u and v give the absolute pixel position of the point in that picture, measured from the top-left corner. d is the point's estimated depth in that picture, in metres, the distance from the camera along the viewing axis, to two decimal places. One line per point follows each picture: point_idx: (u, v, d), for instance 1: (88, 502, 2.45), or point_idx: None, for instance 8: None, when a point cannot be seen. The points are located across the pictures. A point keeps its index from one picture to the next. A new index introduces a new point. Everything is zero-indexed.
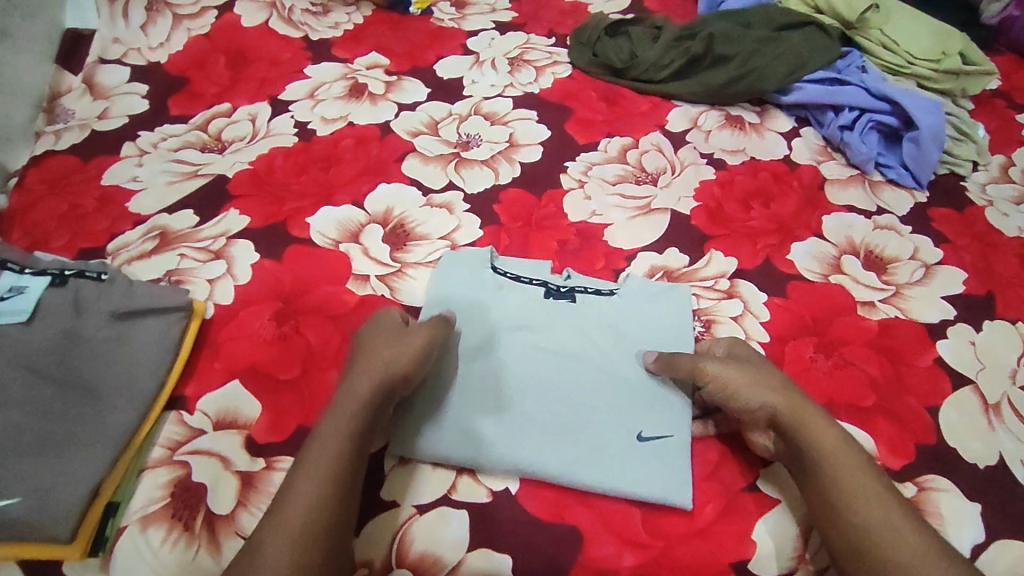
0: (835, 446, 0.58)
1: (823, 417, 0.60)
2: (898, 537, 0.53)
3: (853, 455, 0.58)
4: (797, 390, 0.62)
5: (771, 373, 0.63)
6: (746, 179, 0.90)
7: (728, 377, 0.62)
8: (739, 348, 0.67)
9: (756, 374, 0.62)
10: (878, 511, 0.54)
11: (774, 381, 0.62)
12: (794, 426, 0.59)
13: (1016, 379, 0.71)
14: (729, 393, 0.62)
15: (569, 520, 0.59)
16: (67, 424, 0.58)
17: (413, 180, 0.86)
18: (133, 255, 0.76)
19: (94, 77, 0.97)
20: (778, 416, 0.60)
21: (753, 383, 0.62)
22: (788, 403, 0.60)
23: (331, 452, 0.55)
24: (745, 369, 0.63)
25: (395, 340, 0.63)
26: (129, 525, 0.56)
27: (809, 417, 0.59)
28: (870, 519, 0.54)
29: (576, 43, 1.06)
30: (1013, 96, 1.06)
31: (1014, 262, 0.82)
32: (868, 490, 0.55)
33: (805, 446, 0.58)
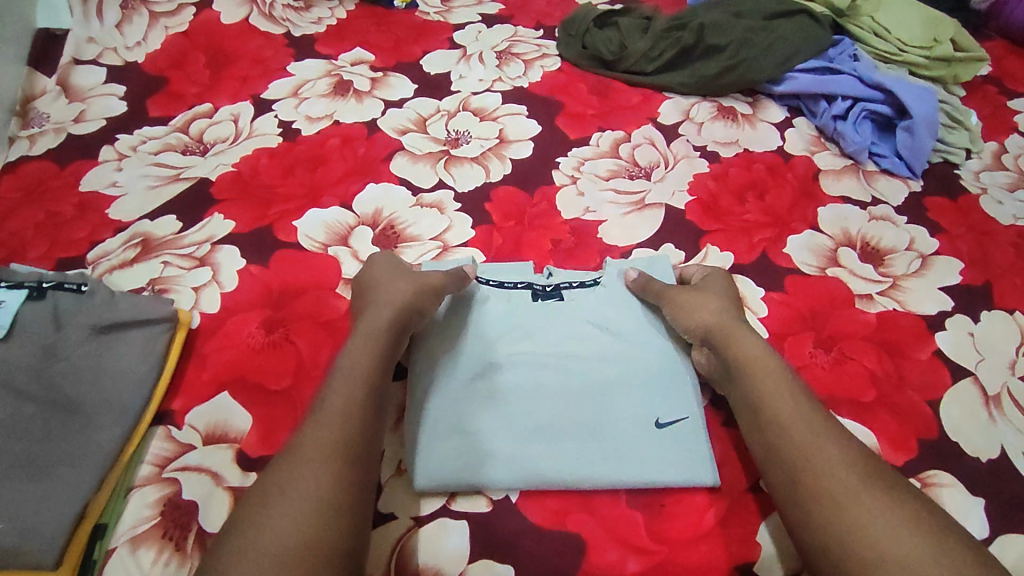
0: (755, 353, 0.61)
1: (749, 333, 0.63)
2: (811, 429, 0.55)
3: (776, 362, 0.60)
4: (735, 315, 0.65)
5: (723, 299, 0.67)
6: (740, 171, 0.89)
7: (678, 302, 0.67)
8: (711, 279, 0.71)
9: (703, 297, 0.67)
10: (794, 407, 0.57)
11: (715, 304, 0.66)
12: (721, 339, 0.63)
13: (1015, 370, 0.71)
14: (676, 310, 0.66)
15: (571, 527, 0.58)
16: (51, 445, 0.56)
17: (402, 180, 0.84)
18: (114, 264, 0.74)
19: (68, 78, 0.94)
20: (708, 331, 0.64)
21: (696, 303, 0.66)
22: (719, 319, 0.64)
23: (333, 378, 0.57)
24: (696, 294, 0.67)
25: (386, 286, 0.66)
26: (118, 547, 0.55)
27: (734, 331, 0.63)
28: (788, 415, 0.56)
29: (564, 35, 1.04)
30: (1004, 82, 1.06)
31: (1009, 250, 0.82)
32: (781, 387, 0.58)
33: (729, 356, 0.61)
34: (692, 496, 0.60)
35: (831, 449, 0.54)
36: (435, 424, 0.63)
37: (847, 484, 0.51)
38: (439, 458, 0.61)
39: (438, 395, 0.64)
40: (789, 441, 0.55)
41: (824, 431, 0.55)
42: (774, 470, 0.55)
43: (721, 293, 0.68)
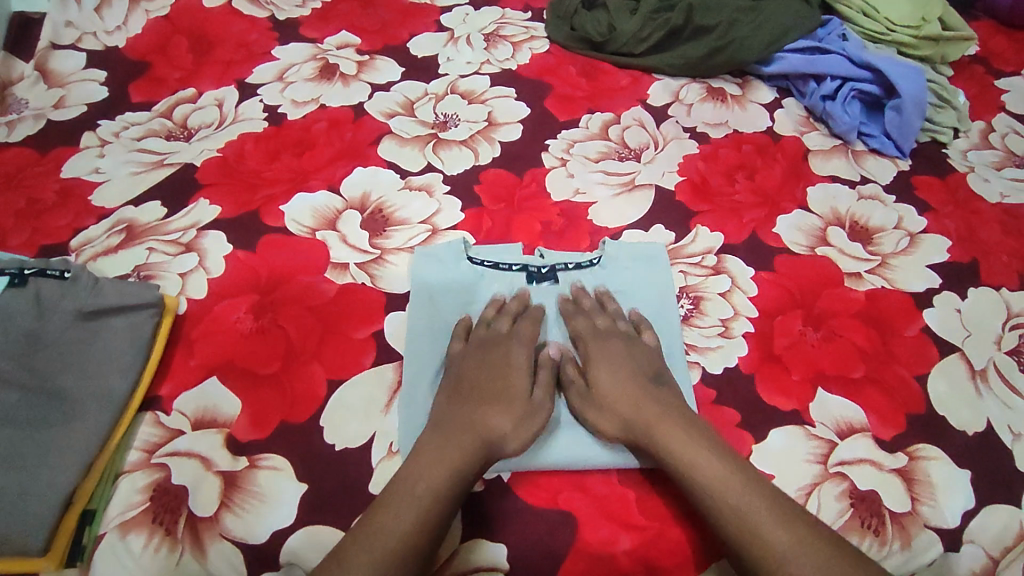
0: (677, 446, 0.57)
1: (668, 427, 0.58)
2: (761, 515, 0.52)
3: (701, 446, 0.56)
4: (651, 401, 0.61)
5: (629, 381, 0.62)
6: (730, 152, 0.89)
7: (587, 416, 0.62)
8: (605, 354, 0.65)
9: (608, 390, 0.62)
10: (742, 489, 0.54)
11: (623, 397, 0.61)
12: (646, 436, 0.59)
13: (1001, 344, 0.71)
14: (587, 409, 0.62)
15: (563, 505, 0.59)
16: (38, 432, 0.55)
17: (390, 163, 0.83)
18: (98, 251, 0.73)
19: (47, 64, 0.92)
20: (630, 430, 0.60)
21: (601, 405, 0.62)
22: (637, 412, 0.60)
23: (428, 478, 0.54)
24: (601, 387, 0.62)
25: (506, 367, 0.63)
26: (107, 533, 0.54)
27: (654, 429, 0.58)
28: (739, 500, 0.53)
29: (552, 17, 1.03)
30: (991, 61, 1.06)
31: (996, 228, 0.82)
32: (725, 482, 0.54)
33: (665, 461, 0.57)
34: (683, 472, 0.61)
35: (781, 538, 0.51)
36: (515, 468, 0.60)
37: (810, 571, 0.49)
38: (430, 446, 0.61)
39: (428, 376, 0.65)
40: (742, 529, 0.52)
41: (774, 513, 0.52)
42: (736, 563, 0.53)
43: (628, 370, 0.63)
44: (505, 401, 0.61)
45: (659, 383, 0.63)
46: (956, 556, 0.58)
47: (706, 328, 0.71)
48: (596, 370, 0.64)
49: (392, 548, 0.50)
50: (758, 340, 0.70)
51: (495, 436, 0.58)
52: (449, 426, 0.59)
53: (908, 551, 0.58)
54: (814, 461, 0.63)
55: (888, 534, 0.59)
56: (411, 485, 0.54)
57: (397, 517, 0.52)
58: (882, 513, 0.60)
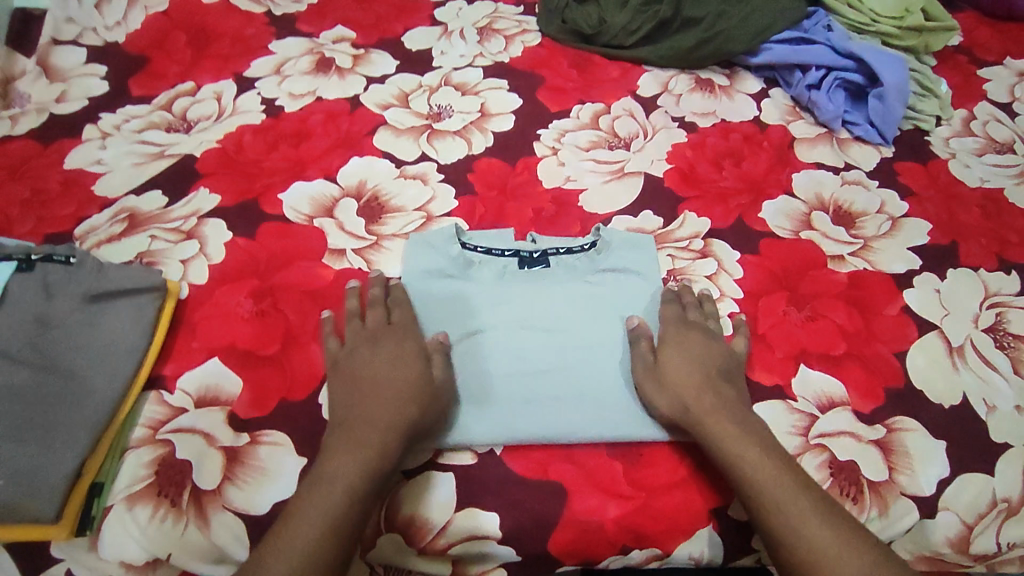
0: (726, 431, 0.60)
1: (722, 413, 0.62)
2: (794, 498, 0.56)
3: (745, 433, 0.60)
4: (716, 387, 0.64)
5: (696, 368, 0.65)
6: (717, 140, 0.91)
7: (647, 390, 0.64)
8: (683, 341, 0.67)
9: (674, 372, 0.65)
10: (783, 478, 0.57)
11: (690, 378, 0.64)
12: (696, 422, 0.61)
13: (978, 322, 0.74)
14: (650, 382, 0.65)
15: (554, 477, 0.61)
16: (46, 407, 0.58)
17: (385, 153, 0.85)
18: (102, 238, 0.75)
19: (49, 59, 0.94)
20: (684, 413, 0.62)
21: (668, 382, 0.64)
22: (697, 398, 0.62)
23: (345, 463, 0.56)
24: (670, 368, 0.65)
25: (397, 358, 0.64)
26: (115, 504, 0.57)
27: (708, 413, 0.61)
28: (774, 487, 0.57)
29: (544, 10, 1.05)
30: (974, 52, 1.08)
31: (975, 211, 0.84)
32: (766, 468, 0.58)
33: (710, 444, 0.60)
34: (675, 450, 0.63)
35: (810, 521, 0.55)
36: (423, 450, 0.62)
37: (834, 559, 0.53)
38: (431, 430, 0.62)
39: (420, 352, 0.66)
40: (776, 510, 0.56)
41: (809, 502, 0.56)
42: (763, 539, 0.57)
43: (699, 359, 0.66)
44: (396, 395, 0.61)
45: (727, 375, 0.66)
46: (929, 522, 0.61)
47: None
48: (671, 351, 0.67)
49: (315, 539, 0.53)
50: (743, 320, 0.73)
51: (404, 429, 0.59)
52: (355, 409, 0.61)
53: (885, 518, 0.61)
54: (796, 434, 0.65)
55: (866, 501, 0.62)
56: (330, 480, 0.56)
57: (320, 500, 0.54)
58: (860, 483, 0.62)
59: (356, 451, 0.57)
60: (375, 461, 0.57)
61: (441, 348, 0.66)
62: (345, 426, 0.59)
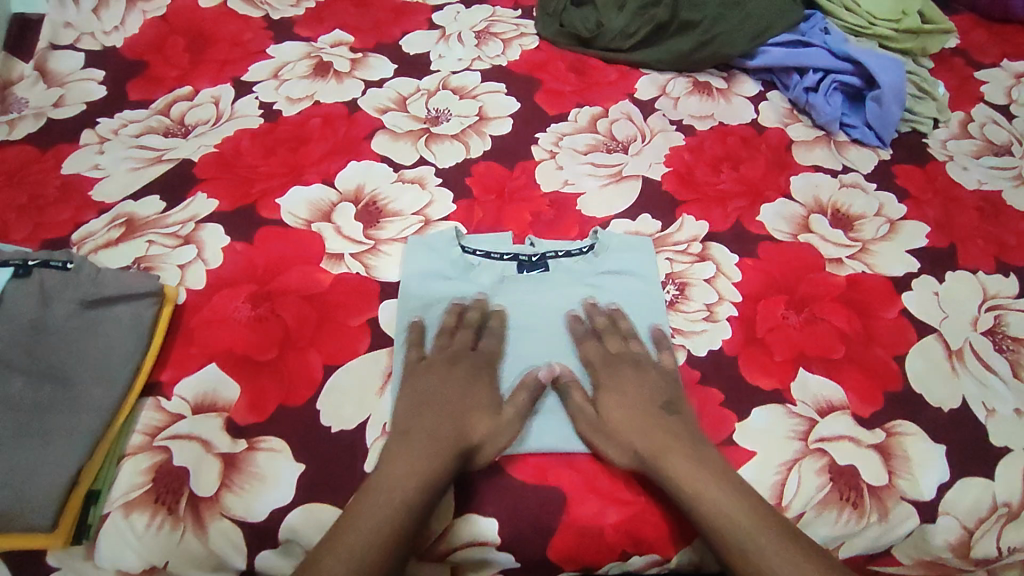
0: (693, 480, 0.58)
1: (685, 460, 0.59)
2: (768, 550, 0.54)
3: (711, 480, 0.58)
4: (666, 431, 0.62)
5: (638, 411, 0.63)
6: (715, 143, 0.91)
7: (596, 442, 0.62)
8: (620, 382, 0.66)
9: (617, 418, 0.63)
10: (749, 521, 0.56)
11: (638, 426, 0.62)
12: (654, 466, 0.60)
13: (977, 325, 0.74)
14: (597, 437, 0.62)
15: (553, 482, 0.61)
16: (43, 415, 0.57)
17: (383, 158, 0.85)
18: (99, 243, 0.75)
19: (47, 64, 0.94)
20: (641, 461, 0.61)
21: (615, 434, 0.62)
22: (648, 443, 0.61)
23: (397, 493, 0.56)
24: (615, 418, 0.63)
25: (467, 386, 0.64)
26: (112, 512, 0.56)
27: (670, 462, 0.59)
28: (746, 539, 0.55)
29: (542, 13, 1.05)
30: (971, 53, 1.08)
31: (973, 214, 0.84)
32: (739, 520, 0.56)
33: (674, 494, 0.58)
34: None
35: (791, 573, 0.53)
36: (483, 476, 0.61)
37: None
38: None
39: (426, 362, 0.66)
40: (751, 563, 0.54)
41: (787, 555, 0.54)
42: None
43: (642, 403, 0.64)
44: (463, 419, 0.62)
45: (668, 410, 0.64)
46: (931, 526, 0.62)
47: (691, 313, 0.73)
48: (610, 398, 0.65)
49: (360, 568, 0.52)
50: (742, 323, 0.73)
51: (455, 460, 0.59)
52: (409, 434, 0.60)
53: (885, 523, 0.61)
54: (796, 438, 0.65)
55: (866, 506, 0.62)
56: (379, 508, 0.55)
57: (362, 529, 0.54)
58: (860, 487, 0.62)
59: (419, 468, 0.58)
60: (430, 488, 0.57)
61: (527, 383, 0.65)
62: (396, 452, 0.59)
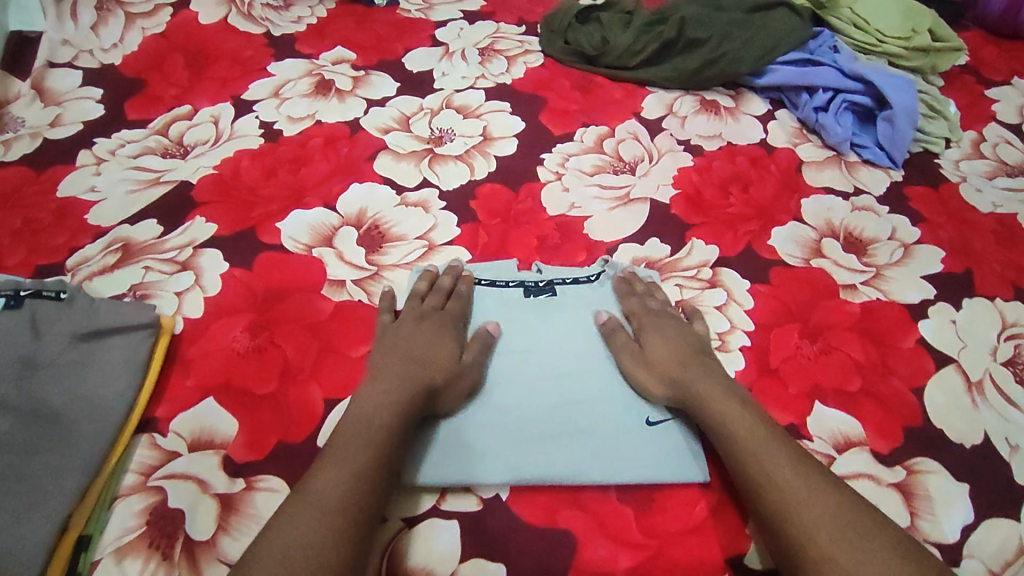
0: (725, 404, 0.61)
1: (717, 388, 0.62)
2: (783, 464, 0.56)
3: (736, 403, 0.61)
4: (702, 364, 0.65)
5: (682, 350, 0.66)
6: (724, 164, 0.89)
7: (637, 376, 0.65)
8: (660, 324, 0.69)
9: (660, 354, 0.66)
10: (769, 439, 0.58)
11: (675, 357, 0.65)
12: (690, 391, 0.63)
13: (997, 355, 0.72)
14: (637, 367, 0.66)
15: (562, 524, 0.59)
16: (33, 455, 0.55)
17: (386, 179, 0.84)
18: (94, 270, 0.73)
19: (44, 82, 0.92)
20: (676, 388, 0.64)
21: (653, 365, 0.66)
22: (685, 373, 0.64)
23: (369, 418, 0.57)
24: (654, 352, 0.66)
25: (434, 338, 0.66)
26: (103, 558, 0.54)
27: (702, 386, 0.62)
28: (769, 456, 0.57)
29: (547, 30, 1.04)
30: (982, 71, 1.07)
31: (989, 238, 0.83)
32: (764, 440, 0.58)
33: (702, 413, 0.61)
34: (673, 506, 0.60)
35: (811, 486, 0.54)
36: (432, 446, 0.62)
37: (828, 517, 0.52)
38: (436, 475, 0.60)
39: None
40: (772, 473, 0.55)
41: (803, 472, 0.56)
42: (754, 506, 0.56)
43: (679, 341, 0.67)
44: (420, 364, 0.63)
45: (705, 355, 0.67)
46: (958, 569, 0.58)
47: None
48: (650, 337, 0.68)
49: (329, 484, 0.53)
50: (755, 354, 0.71)
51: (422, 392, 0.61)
52: (377, 370, 0.63)
53: None
54: None
55: None
56: (351, 434, 0.56)
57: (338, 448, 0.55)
58: None
59: (380, 414, 0.58)
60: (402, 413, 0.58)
61: (483, 337, 0.68)
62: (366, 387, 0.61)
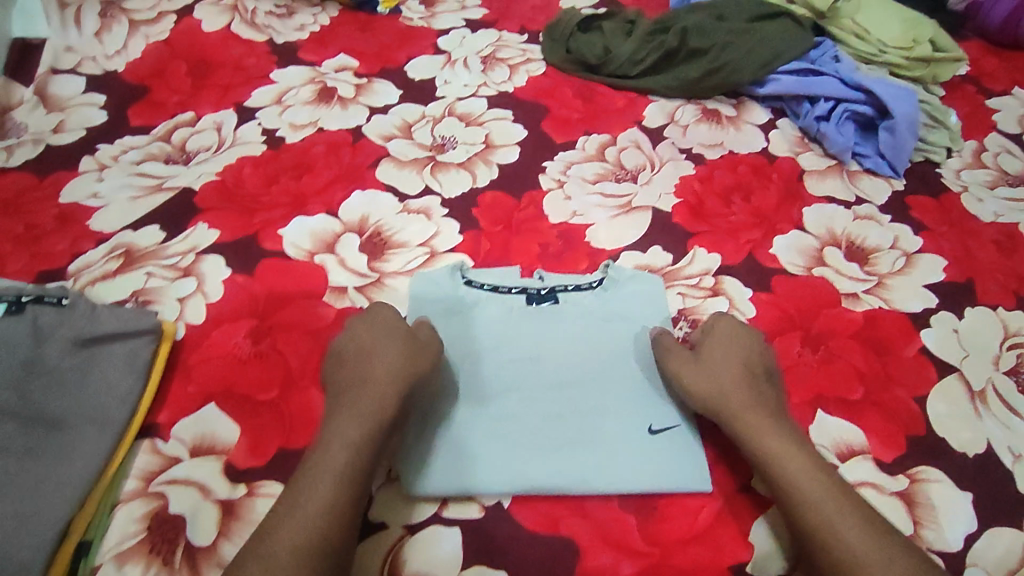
0: (768, 422, 0.59)
1: (762, 404, 0.61)
2: (811, 482, 0.55)
3: (776, 421, 0.60)
4: (758, 380, 0.63)
5: (745, 367, 0.64)
6: (726, 173, 0.90)
7: (686, 386, 0.63)
8: (725, 339, 0.66)
9: (719, 368, 0.63)
10: (796, 454, 0.57)
11: (731, 370, 0.63)
12: (738, 408, 0.60)
13: (999, 364, 0.71)
14: (685, 379, 0.64)
15: (564, 531, 0.59)
16: (34, 461, 0.55)
17: (388, 186, 0.84)
18: (96, 276, 0.73)
19: (47, 88, 0.92)
20: (719, 401, 0.62)
21: (707, 375, 0.63)
22: (736, 388, 0.62)
23: (349, 428, 0.56)
24: (708, 363, 0.64)
25: (395, 327, 0.64)
26: (104, 563, 0.54)
27: (749, 403, 0.61)
28: (796, 473, 0.56)
29: (548, 39, 1.04)
30: (982, 81, 1.07)
31: (991, 247, 0.83)
32: (796, 455, 0.57)
33: (737, 425, 0.60)
34: (677, 513, 0.60)
35: (832, 504, 0.54)
36: (433, 452, 0.62)
37: (854, 539, 0.52)
38: (437, 483, 0.60)
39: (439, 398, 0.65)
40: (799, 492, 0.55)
41: (830, 491, 0.55)
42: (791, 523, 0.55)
43: (742, 357, 0.64)
44: (389, 357, 0.61)
45: (768, 376, 0.64)
46: None
47: None
48: (710, 349, 0.66)
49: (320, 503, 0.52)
50: None
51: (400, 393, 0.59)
52: (353, 371, 0.61)
53: None
54: None
55: None
56: (336, 446, 0.55)
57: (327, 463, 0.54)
58: None
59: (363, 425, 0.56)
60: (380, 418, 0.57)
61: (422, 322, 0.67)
62: (346, 394, 0.59)
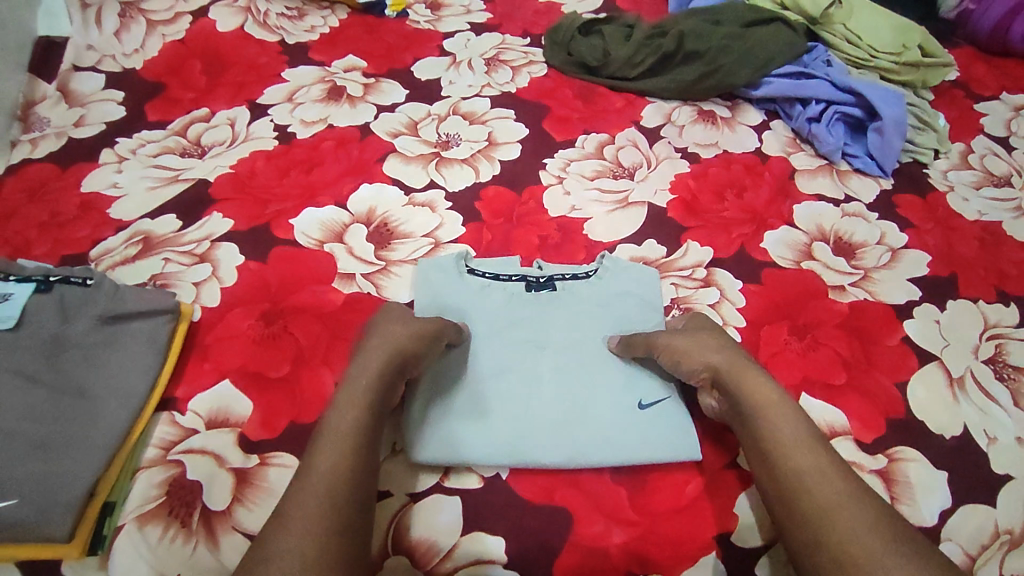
0: (764, 390, 0.61)
1: (757, 371, 0.62)
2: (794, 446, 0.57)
3: (766, 386, 0.61)
4: (743, 353, 0.65)
5: (729, 344, 0.66)
6: (720, 171, 0.93)
7: (678, 354, 0.65)
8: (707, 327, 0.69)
9: (707, 342, 0.65)
10: (781, 420, 0.59)
11: (717, 343, 0.65)
12: (732, 376, 0.62)
13: (978, 354, 0.75)
14: (679, 354, 0.65)
15: (558, 502, 0.62)
16: (61, 427, 0.58)
17: (394, 180, 0.87)
18: (116, 261, 0.77)
19: (68, 85, 0.96)
20: (714, 371, 0.63)
21: (698, 346, 0.65)
22: (725, 358, 0.63)
23: (356, 397, 0.59)
24: (697, 338, 0.66)
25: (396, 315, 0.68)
26: (126, 524, 0.57)
27: (744, 369, 0.62)
28: (779, 439, 0.58)
29: (551, 42, 1.07)
30: (971, 86, 1.11)
31: (974, 243, 0.86)
32: (782, 422, 0.59)
33: (732, 392, 0.62)
34: (665, 486, 0.63)
35: (814, 467, 0.55)
36: (434, 428, 0.65)
37: (831, 497, 0.53)
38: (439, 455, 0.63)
39: (443, 376, 0.68)
40: (782, 457, 0.57)
41: (814, 455, 0.56)
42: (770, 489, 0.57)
43: (727, 337, 0.67)
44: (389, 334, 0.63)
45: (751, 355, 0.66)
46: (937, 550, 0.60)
47: None
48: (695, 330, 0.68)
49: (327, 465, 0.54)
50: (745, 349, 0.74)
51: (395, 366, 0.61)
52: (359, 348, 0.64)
53: None
54: None
55: None
56: (344, 413, 0.58)
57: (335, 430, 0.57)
58: None
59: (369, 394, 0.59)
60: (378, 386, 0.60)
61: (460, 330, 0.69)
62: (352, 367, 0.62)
